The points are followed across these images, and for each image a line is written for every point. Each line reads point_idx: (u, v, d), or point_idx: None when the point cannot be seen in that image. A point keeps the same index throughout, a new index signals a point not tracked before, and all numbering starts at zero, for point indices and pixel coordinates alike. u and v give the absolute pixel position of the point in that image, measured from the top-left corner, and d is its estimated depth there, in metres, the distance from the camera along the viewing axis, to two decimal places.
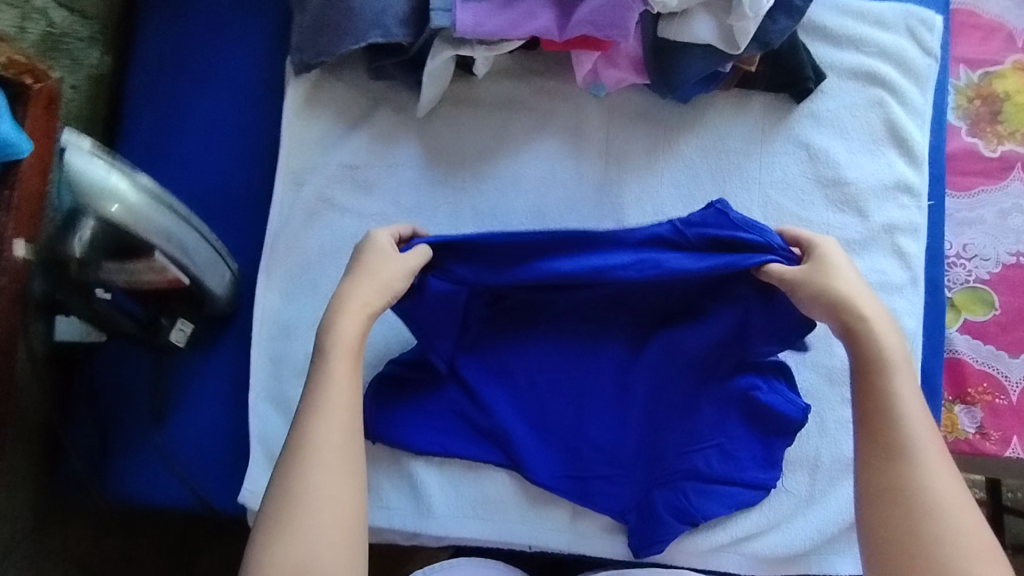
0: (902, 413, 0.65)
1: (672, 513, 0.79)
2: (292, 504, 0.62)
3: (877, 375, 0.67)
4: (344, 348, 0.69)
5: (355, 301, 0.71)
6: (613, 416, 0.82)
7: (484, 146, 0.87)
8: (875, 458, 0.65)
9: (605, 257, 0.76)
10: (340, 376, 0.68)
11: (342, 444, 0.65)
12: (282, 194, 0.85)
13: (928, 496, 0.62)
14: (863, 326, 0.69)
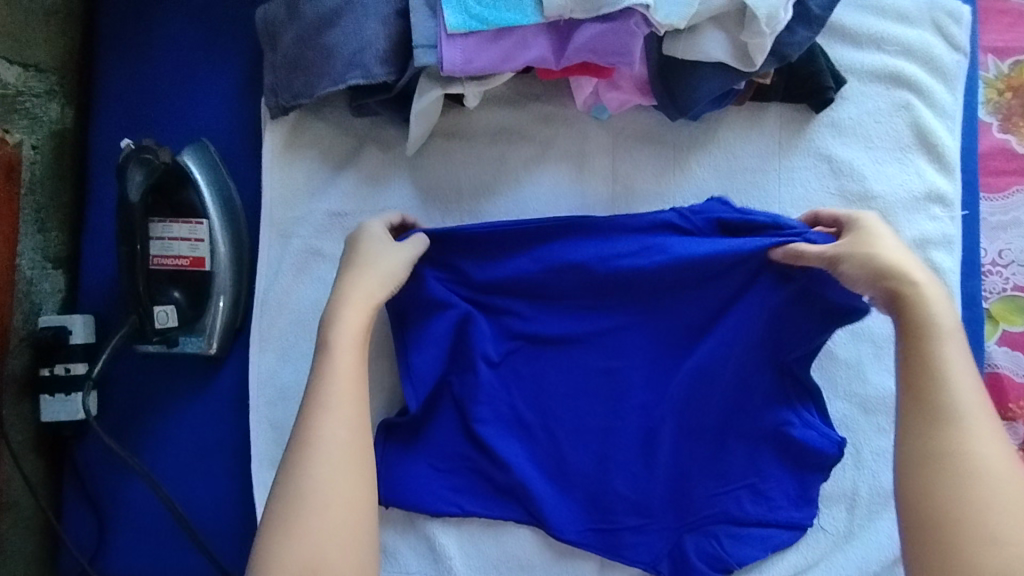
0: (949, 373, 0.58)
1: (705, 559, 0.75)
2: (291, 508, 0.56)
3: (925, 339, 0.60)
4: (340, 360, 0.63)
5: (355, 293, 0.67)
6: (640, 464, 0.75)
7: (480, 181, 0.81)
8: (917, 420, 0.57)
9: (607, 244, 0.74)
10: (342, 369, 0.62)
11: (346, 446, 0.59)
12: (269, 248, 0.80)
13: (975, 460, 0.54)
14: (914, 291, 0.62)
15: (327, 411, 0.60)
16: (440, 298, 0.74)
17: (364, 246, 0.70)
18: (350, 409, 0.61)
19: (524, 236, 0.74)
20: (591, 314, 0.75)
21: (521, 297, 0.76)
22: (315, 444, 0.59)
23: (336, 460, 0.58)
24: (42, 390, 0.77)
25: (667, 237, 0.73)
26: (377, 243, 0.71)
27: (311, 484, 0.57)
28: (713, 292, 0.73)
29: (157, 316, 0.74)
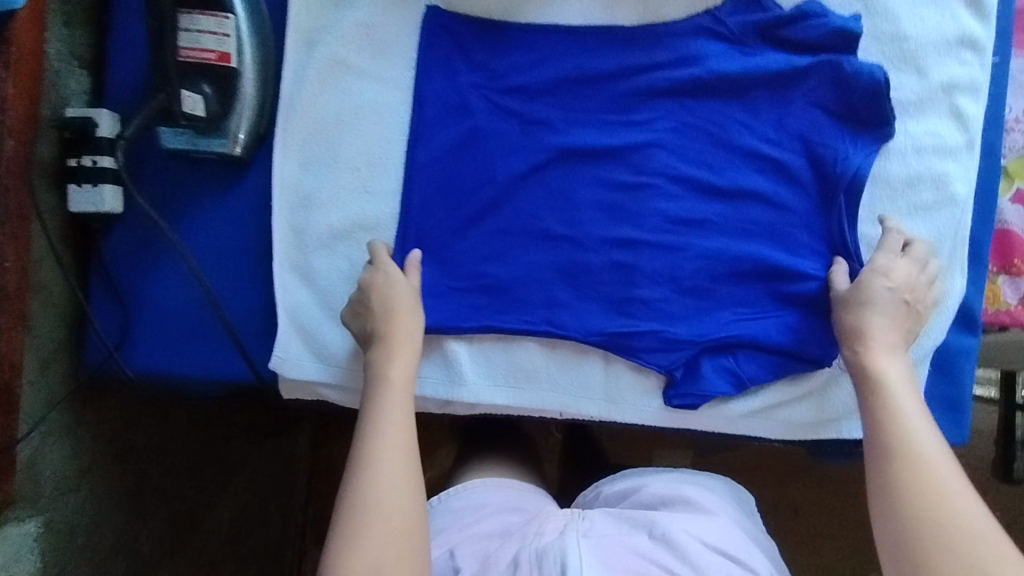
0: (897, 417, 0.64)
1: (719, 374, 0.79)
2: (363, 479, 0.62)
3: (875, 394, 0.67)
4: (392, 373, 0.70)
5: (399, 326, 0.72)
6: (661, 275, 0.80)
7: (507, 0, 0.80)
8: (877, 465, 0.62)
9: (647, 53, 0.79)
10: (394, 406, 0.67)
11: (400, 466, 0.63)
12: (295, 57, 0.80)
13: (933, 489, 0.58)
14: (857, 355, 0.71)
15: (386, 396, 0.68)
16: (487, 101, 0.79)
17: (394, 292, 0.74)
18: (402, 398, 0.68)
19: (576, 41, 0.79)
20: (622, 127, 0.79)
21: (560, 104, 0.79)
22: (381, 418, 0.66)
23: (394, 441, 0.65)
24: (70, 181, 0.78)
25: (705, 42, 0.78)
26: (410, 290, 0.75)
27: (376, 459, 0.63)
28: (744, 103, 0.79)
29: (183, 101, 0.74)
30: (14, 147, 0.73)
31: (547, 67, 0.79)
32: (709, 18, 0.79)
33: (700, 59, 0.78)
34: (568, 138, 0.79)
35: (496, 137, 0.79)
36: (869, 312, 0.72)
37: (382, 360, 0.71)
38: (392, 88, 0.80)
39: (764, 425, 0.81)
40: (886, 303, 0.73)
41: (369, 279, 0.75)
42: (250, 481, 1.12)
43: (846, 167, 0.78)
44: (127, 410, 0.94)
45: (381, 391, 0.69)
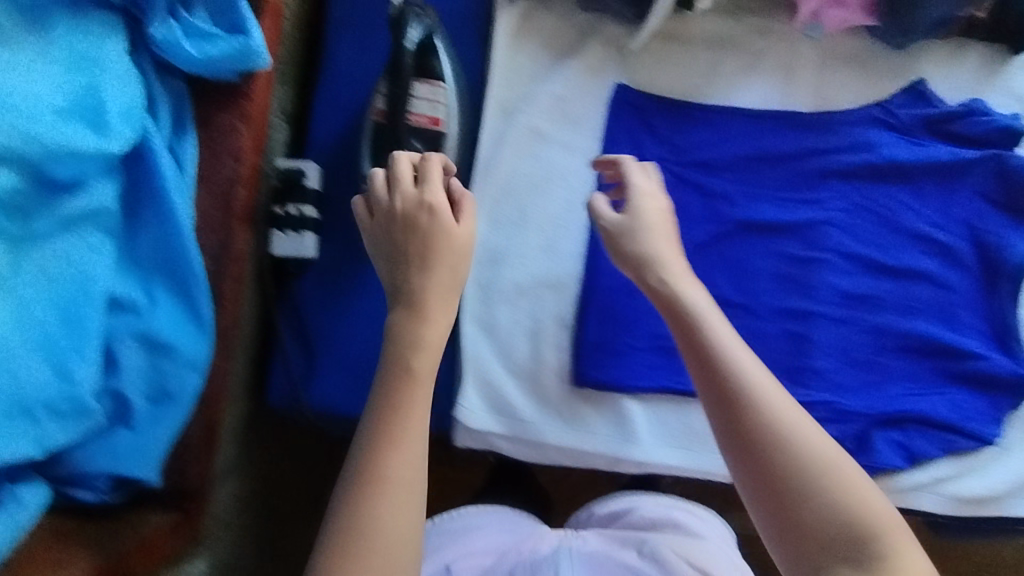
0: (712, 340, 0.58)
1: (890, 447, 0.82)
2: (368, 493, 0.52)
3: (692, 329, 0.59)
4: (418, 367, 0.57)
5: (445, 305, 0.60)
6: (833, 347, 0.83)
7: (692, 84, 0.85)
8: (721, 409, 0.55)
9: (823, 137, 0.84)
10: (414, 404, 0.56)
11: (410, 476, 0.54)
12: (493, 124, 0.85)
13: (767, 418, 0.54)
14: (665, 287, 0.63)
15: (403, 391, 0.56)
16: (671, 175, 0.84)
17: (446, 244, 0.61)
18: (423, 391, 0.57)
19: (755, 122, 0.85)
20: (798, 204, 0.84)
21: (740, 180, 0.84)
22: (397, 432, 0.55)
23: (406, 452, 0.54)
24: (274, 226, 0.82)
25: (878, 131, 0.84)
26: (467, 239, 0.63)
27: (386, 473, 0.53)
28: (912, 188, 0.84)
29: None
30: (242, 195, 0.76)
31: (728, 146, 0.84)
32: (881, 110, 0.84)
33: (873, 146, 0.84)
34: (745, 212, 0.84)
35: (679, 209, 0.84)
36: (652, 234, 0.66)
37: (408, 347, 0.58)
38: (582, 157, 0.85)
39: (931, 500, 0.82)
40: (659, 221, 0.67)
41: (412, 216, 0.62)
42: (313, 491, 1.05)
43: (1011, 254, 0.83)
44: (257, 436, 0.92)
45: (404, 382, 0.57)
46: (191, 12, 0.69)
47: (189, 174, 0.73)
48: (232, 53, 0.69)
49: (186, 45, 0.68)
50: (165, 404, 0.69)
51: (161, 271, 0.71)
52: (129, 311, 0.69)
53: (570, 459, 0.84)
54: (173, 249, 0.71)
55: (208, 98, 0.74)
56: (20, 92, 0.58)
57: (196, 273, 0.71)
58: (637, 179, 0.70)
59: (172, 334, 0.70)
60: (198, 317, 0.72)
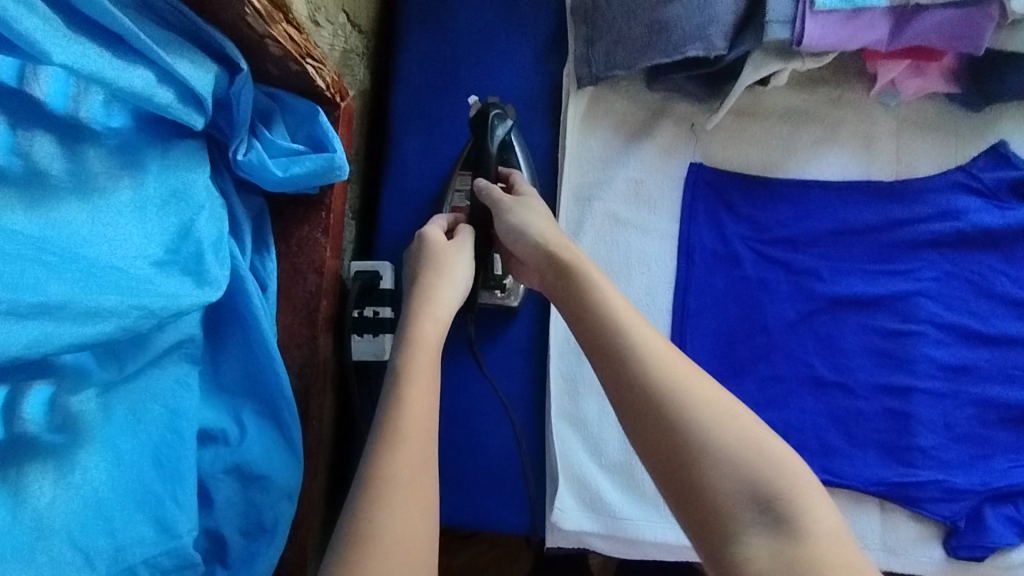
0: (606, 306, 0.57)
1: (1005, 524, 0.78)
2: (375, 498, 0.49)
3: (578, 296, 0.59)
4: (416, 362, 0.57)
5: (432, 305, 0.63)
6: (938, 421, 0.79)
7: (767, 157, 0.84)
8: (608, 372, 0.53)
9: (908, 207, 0.82)
10: (414, 401, 0.54)
11: (413, 489, 0.50)
12: (569, 211, 0.83)
13: (651, 376, 0.51)
14: (567, 259, 0.62)
15: (405, 383, 0.55)
16: (755, 253, 0.82)
17: (435, 252, 0.68)
18: (423, 386, 0.55)
19: (836, 194, 0.83)
20: (888, 276, 0.81)
21: (826, 255, 0.82)
22: (403, 430, 0.52)
23: (412, 454, 0.51)
24: (351, 332, 0.79)
25: (964, 197, 0.82)
26: (452, 249, 0.68)
27: (390, 475, 0.50)
28: (1003, 253, 0.82)
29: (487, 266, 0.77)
30: (325, 306, 0.74)
31: (809, 219, 0.83)
32: (963, 175, 0.83)
33: (961, 212, 0.82)
34: (833, 285, 0.81)
35: (765, 288, 0.82)
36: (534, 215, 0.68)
37: (406, 347, 0.58)
38: (660, 239, 0.84)
39: None
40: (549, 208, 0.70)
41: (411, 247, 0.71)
42: None
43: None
44: None
45: (406, 376, 0.56)
46: (272, 131, 0.70)
47: (271, 290, 0.71)
48: (318, 168, 0.69)
49: (271, 164, 0.67)
50: (261, 539, 0.66)
51: (247, 395, 0.69)
52: (219, 442, 0.66)
53: (670, 554, 0.81)
54: (258, 372, 0.69)
55: (285, 211, 0.74)
56: (131, 257, 0.54)
57: (286, 395, 0.69)
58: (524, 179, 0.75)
59: (264, 463, 0.67)
60: (287, 440, 0.69)
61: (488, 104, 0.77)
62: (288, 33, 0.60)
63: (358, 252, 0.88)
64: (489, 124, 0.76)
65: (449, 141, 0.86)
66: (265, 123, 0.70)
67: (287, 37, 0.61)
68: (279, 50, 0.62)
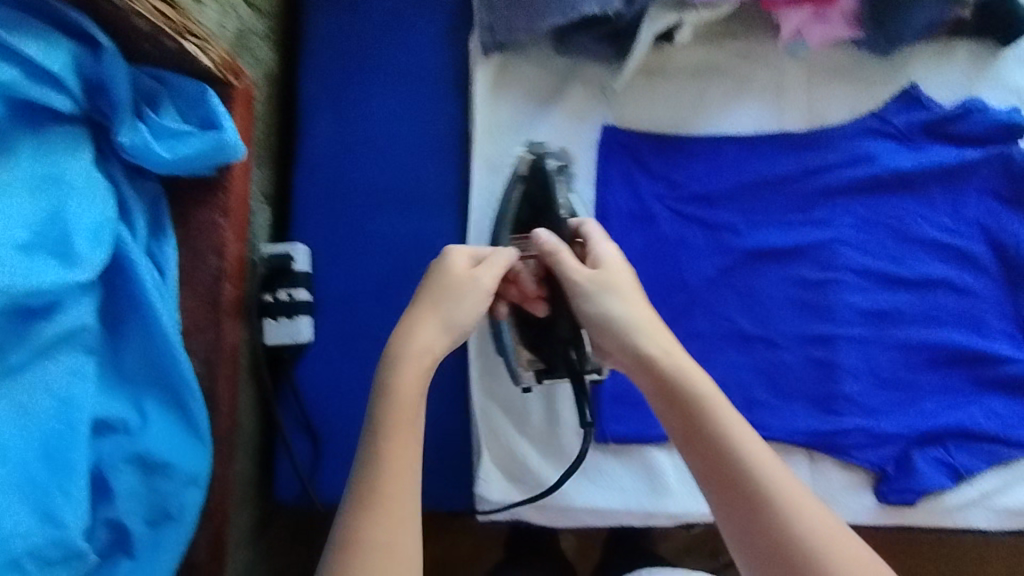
0: (726, 430, 0.56)
1: (934, 466, 0.77)
2: (342, 561, 0.51)
3: (686, 415, 0.57)
4: (397, 413, 0.56)
5: (413, 344, 0.59)
6: (861, 368, 0.79)
7: (679, 114, 0.83)
8: (729, 509, 0.54)
9: (822, 155, 0.82)
10: (392, 454, 0.54)
11: (392, 543, 0.52)
12: (482, 180, 0.83)
13: (783, 514, 0.52)
14: (661, 359, 0.59)
15: (383, 443, 0.55)
16: (671, 212, 0.81)
17: (449, 285, 0.62)
18: (402, 440, 0.55)
19: (751, 147, 0.82)
20: (803, 226, 0.81)
21: (743, 209, 0.81)
22: (381, 491, 0.53)
23: (390, 514, 0.52)
24: (265, 315, 0.78)
25: (876, 141, 0.82)
26: (473, 293, 0.62)
27: (369, 542, 0.51)
28: (920, 195, 0.81)
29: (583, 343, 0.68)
30: (229, 290, 0.73)
31: (724, 174, 0.82)
32: (876, 120, 0.82)
33: (874, 157, 0.81)
34: (750, 239, 0.80)
35: (684, 246, 0.81)
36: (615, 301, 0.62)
37: (382, 397, 0.57)
38: None
39: (981, 515, 0.78)
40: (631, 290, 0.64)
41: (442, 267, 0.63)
42: None
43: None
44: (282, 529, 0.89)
45: (383, 433, 0.55)
46: (159, 112, 0.69)
47: (170, 276, 0.70)
48: (207, 148, 0.68)
49: (155, 146, 0.66)
50: (167, 526, 0.66)
51: (152, 383, 0.68)
52: (121, 432, 0.66)
53: (601, 521, 0.79)
54: (160, 358, 0.68)
55: (184, 195, 0.73)
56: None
57: (189, 383, 0.68)
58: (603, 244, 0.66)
59: (169, 451, 0.66)
60: (194, 428, 0.68)
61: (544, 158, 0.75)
62: (156, 7, 0.59)
63: (273, 237, 0.86)
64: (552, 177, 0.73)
65: (358, 118, 0.85)
66: (150, 104, 0.69)
67: (154, 11, 0.59)
68: (147, 24, 0.60)
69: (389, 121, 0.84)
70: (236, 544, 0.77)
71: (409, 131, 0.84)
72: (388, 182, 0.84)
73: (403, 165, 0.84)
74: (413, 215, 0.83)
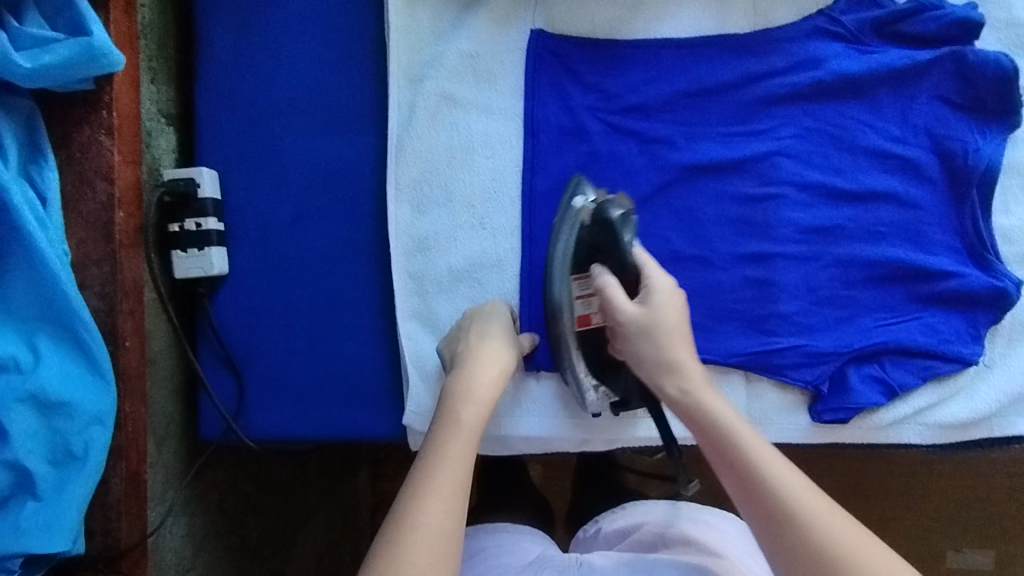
0: (764, 463, 0.54)
1: (868, 384, 0.76)
2: (397, 537, 0.51)
3: (710, 431, 0.58)
4: (466, 416, 0.61)
5: (483, 362, 0.66)
6: (798, 286, 0.77)
7: (613, 15, 0.78)
8: (755, 515, 0.53)
9: (764, 61, 0.77)
10: (456, 447, 0.58)
11: (444, 521, 0.52)
12: (401, 94, 0.77)
13: (819, 541, 0.49)
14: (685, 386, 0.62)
15: (450, 438, 0.58)
16: (603, 125, 0.77)
17: (484, 316, 0.72)
18: (468, 440, 0.59)
19: (689, 54, 0.77)
20: (743, 138, 0.77)
21: (680, 121, 0.77)
22: (438, 475, 0.55)
23: (447, 498, 0.53)
24: (175, 246, 0.74)
25: (825, 43, 0.77)
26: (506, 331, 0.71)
27: (422, 521, 0.52)
28: (865, 102, 0.77)
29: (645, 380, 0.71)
30: (123, 219, 0.68)
31: (661, 83, 0.77)
32: (825, 19, 0.77)
33: (819, 60, 0.76)
34: (688, 153, 0.76)
35: (618, 161, 0.76)
36: (664, 339, 0.63)
37: (457, 399, 0.62)
38: (502, 118, 0.77)
39: (915, 432, 0.77)
40: (679, 325, 0.64)
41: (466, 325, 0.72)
42: (319, 525, 1.06)
43: (978, 159, 0.76)
44: (226, 464, 0.89)
45: (450, 428, 0.59)
46: (23, 20, 0.62)
47: (53, 204, 0.65)
48: (75, 56, 0.61)
49: (15, 55, 0.59)
50: (72, 466, 0.63)
51: (43, 319, 0.63)
52: (11, 371, 0.61)
53: (535, 446, 0.79)
54: (48, 292, 0.63)
55: (63, 114, 0.66)
56: None
57: (81, 318, 0.63)
58: (657, 272, 0.66)
59: (65, 390, 0.63)
60: (94, 365, 0.65)
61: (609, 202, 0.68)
62: None
63: (178, 164, 0.80)
64: (618, 226, 0.67)
65: (262, 28, 0.77)
66: (14, 14, 0.62)
67: None
68: None
69: (295, 29, 0.77)
70: (158, 481, 0.75)
71: (318, 40, 0.77)
72: (298, 99, 0.77)
73: (314, 80, 0.77)
74: (327, 136, 0.77)
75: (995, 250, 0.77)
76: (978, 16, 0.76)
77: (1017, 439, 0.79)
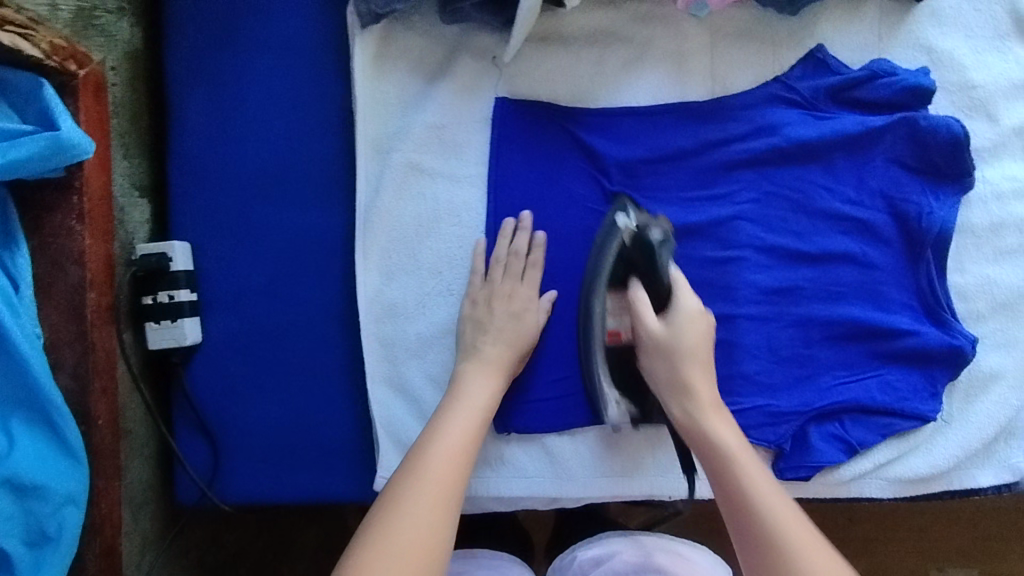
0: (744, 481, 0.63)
1: (828, 442, 0.78)
2: (401, 504, 0.60)
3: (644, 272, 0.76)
4: (467, 405, 0.69)
5: (487, 354, 0.73)
6: (760, 346, 0.78)
7: (576, 84, 0.80)
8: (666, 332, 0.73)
9: (724, 127, 0.79)
10: (455, 433, 0.66)
11: (442, 493, 0.61)
12: (368, 164, 0.79)
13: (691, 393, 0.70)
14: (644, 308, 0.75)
15: (450, 427, 0.67)
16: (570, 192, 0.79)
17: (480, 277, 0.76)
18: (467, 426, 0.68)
19: (650, 121, 0.79)
20: (704, 203, 0.79)
21: (642, 186, 0.79)
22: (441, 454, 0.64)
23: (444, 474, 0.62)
24: (148, 318, 0.76)
25: (781, 110, 0.79)
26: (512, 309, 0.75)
27: (423, 494, 0.61)
28: (821, 166, 0.79)
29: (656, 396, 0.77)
30: (95, 298, 0.70)
31: (624, 149, 0.79)
32: (780, 85, 0.79)
33: (776, 126, 0.79)
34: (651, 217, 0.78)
35: (584, 227, 0.78)
36: (684, 361, 0.72)
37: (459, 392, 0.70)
38: (467, 185, 0.79)
39: (876, 486, 0.79)
40: (699, 348, 0.72)
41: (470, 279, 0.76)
42: None
43: (932, 222, 0.78)
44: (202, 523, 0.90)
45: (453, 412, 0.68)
46: None
47: (24, 288, 0.66)
48: (44, 148, 0.62)
49: None
50: (47, 546, 0.65)
51: (16, 402, 0.65)
52: None
53: (505, 505, 0.80)
54: (20, 377, 0.64)
55: (34, 199, 0.68)
56: None
57: (53, 400, 0.65)
58: (685, 296, 0.74)
59: (38, 472, 0.64)
60: (67, 445, 0.66)
61: (647, 226, 0.76)
62: None
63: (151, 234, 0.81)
64: (657, 247, 0.75)
65: (233, 102, 0.79)
66: None
67: None
68: None
69: (265, 103, 0.79)
70: (134, 549, 0.77)
71: (288, 114, 0.79)
72: (269, 170, 0.79)
73: (285, 152, 0.79)
74: (297, 206, 0.79)
75: (952, 309, 0.79)
76: (930, 83, 0.78)
77: (975, 491, 0.81)
